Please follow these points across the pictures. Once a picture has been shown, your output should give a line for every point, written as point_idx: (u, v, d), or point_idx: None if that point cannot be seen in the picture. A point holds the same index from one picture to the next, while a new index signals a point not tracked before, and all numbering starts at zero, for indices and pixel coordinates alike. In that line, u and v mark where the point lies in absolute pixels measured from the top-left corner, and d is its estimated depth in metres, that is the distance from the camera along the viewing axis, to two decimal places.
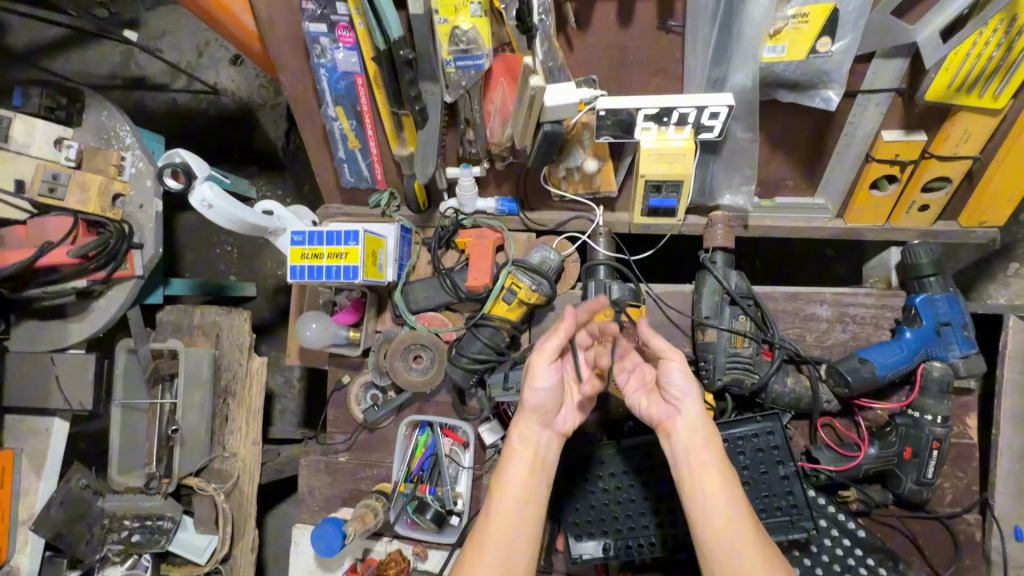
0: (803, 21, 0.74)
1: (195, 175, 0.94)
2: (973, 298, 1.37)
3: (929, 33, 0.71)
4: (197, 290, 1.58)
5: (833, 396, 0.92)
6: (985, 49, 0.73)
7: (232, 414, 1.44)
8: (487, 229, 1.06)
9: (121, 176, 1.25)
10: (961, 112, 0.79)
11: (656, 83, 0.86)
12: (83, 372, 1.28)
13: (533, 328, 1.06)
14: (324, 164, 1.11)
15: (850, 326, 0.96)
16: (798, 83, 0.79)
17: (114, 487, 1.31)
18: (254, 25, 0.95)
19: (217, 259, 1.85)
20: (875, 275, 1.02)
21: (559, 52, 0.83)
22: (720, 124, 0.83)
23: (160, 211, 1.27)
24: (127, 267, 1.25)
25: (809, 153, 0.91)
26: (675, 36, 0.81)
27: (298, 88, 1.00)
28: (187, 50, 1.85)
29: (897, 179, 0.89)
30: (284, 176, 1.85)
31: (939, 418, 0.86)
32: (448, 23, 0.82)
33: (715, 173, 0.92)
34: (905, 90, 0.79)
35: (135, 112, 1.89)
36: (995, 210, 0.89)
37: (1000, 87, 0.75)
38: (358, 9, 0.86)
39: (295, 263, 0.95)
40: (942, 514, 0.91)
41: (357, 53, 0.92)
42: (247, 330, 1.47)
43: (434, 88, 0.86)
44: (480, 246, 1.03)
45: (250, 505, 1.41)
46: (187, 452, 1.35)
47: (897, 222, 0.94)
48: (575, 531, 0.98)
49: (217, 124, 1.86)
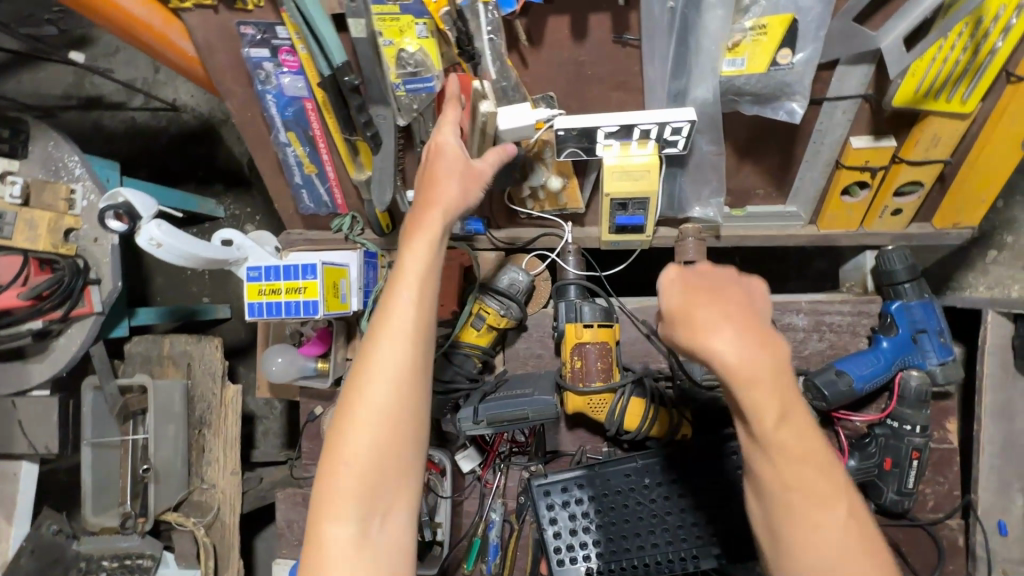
0: (762, 33, 0.70)
1: (140, 215, 0.90)
2: (952, 288, 1.36)
3: (894, 39, 0.68)
4: (166, 317, 1.53)
5: (812, 409, 0.90)
6: (952, 53, 0.70)
7: (209, 445, 1.41)
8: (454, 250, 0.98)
9: (71, 210, 1.20)
10: (930, 118, 0.76)
11: (617, 97, 0.83)
12: (48, 415, 1.26)
13: (506, 350, 1.04)
14: (280, 190, 1.07)
15: (827, 335, 0.94)
16: (760, 94, 0.75)
17: (90, 528, 1.28)
18: (193, 50, 0.89)
19: (188, 282, 1.80)
20: (851, 280, 1.01)
21: (512, 70, 0.80)
22: (683, 139, 0.80)
23: (116, 244, 1.22)
24: (84, 304, 1.20)
25: (778, 162, 0.88)
26: (632, 49, 0.77)
27: (245, 115, 0.95)
28: (142, 67, 1.79)
29: (869, 185, 0.86)
30: (252, 193, 1.79)
31: (918, 428, 0.85)
32: (393, 45, 0.78)
33: (683, 187, 0.90)
34: (872, 97, 0.76)
35: (92, 133, 1.82)
36: (966, 211, 0.88)
37: (967, 91, 0.73)
38: (298, 33, 0.81)
39: (252, 300, 0.91)
40: (923, 520, 0.91)
41: (303, 77, 0.88)
42: (219, 357, 1.44)
43: (386, 112, 0.83)
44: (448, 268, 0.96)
45: (233, 536, 1.38)
46: (163, 488, 1.32)
47: (870, 227, 0.92)
48: (557, 556, 0.94)
49: (178, 141, 1.80)
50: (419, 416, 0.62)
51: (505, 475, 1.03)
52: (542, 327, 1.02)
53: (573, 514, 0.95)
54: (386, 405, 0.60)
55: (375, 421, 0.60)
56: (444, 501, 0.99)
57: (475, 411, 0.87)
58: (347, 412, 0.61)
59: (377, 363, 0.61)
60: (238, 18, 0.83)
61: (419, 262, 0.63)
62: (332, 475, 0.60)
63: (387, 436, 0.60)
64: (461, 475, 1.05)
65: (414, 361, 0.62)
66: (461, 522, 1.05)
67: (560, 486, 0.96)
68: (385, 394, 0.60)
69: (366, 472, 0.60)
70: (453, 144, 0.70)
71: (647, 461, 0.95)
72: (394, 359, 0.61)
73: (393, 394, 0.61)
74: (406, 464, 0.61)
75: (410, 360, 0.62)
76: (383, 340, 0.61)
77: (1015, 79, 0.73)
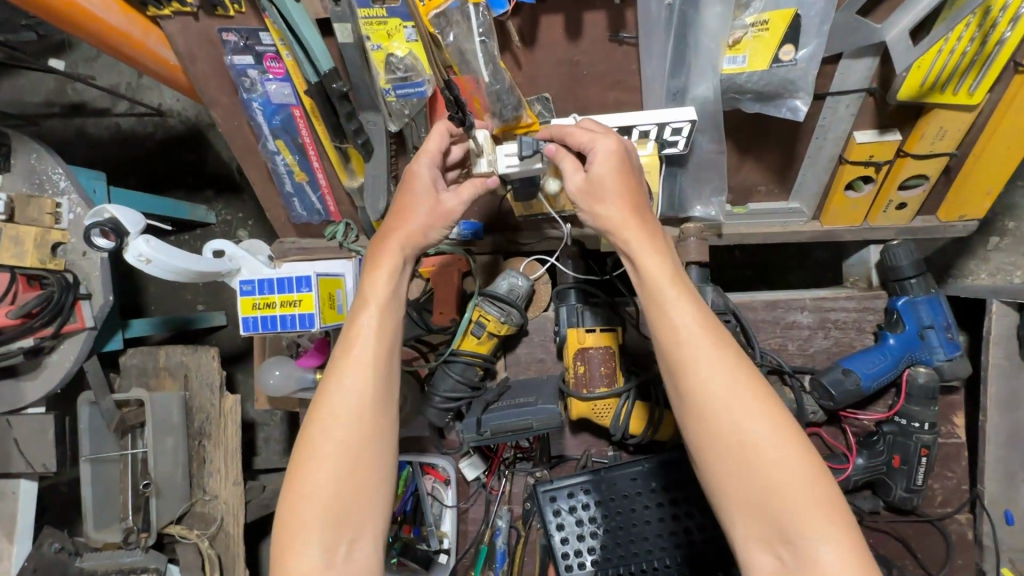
0: (763, 29, 0.68)
1: (127, 231, 0.87)
2: (955, 276, 1.35)
3: (898, 32, 0.66)
4: (161, 327, 1.51)
5: (818, 408, 0.89)
6: (958, 45, 0.68)
7: (209, 456, 1.40)
8: (451, 254, 0.98)
9: (58, 224, 1.17)
10: (936, 110, 0.74)
11: (615, 97, 0.81)
12: (45, 433, 1.23)
13: (507, 355, 1.03)
14: (271, 199, 1.04)
15: (832, 332, 0.93)
16: (763, 92, 0.73)
17: (92, 544, 1.27)
18: (175, 58, 0.86)
19: (181, 290, 1.78)
20: (855, 275, 0.99)
21: (506, 72, 0.76)
22: (683, 139, 0.77)
23: (105, 257, 1.19)
24: (76, 319, 1.18)
25: (779, 158, 0.86)
26: (629, 47, 0.75)
27: (232, 124, 0.93)
28: (125, 72, 1.75)
29: (873, 179, 0.84)
30: (243, 198, 1.76)
31: (926, 425, 0.84)
32: (382, 49, 0.75)
33: (683, 186, 0.88)
34: (877, 90, 0.74)
35: (77, 141, 1.78)
36: (972, 203, 0.86)
37: (975, 83, 0.71)
38: (282, 39, 0.78)
39: (247, 314, 0.89)
40: (933, 516, 0.90)
41: (290, 84, 0.85)
42: (216, 367, 1.42)
43: (377, 117, 0.82)
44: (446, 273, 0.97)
45: (237, 546, 1.37)
46: (164, 501, 1.31)
47: (874, 222, 0.91)
48: (565, 562, 0.92)
49: (165, 147, 1.77)
50: (378, 431, 0.65)
51: (511, 481, 1.02)
52: (543, 331, 1.01)
53: (580, 520, 0.94)
54: (347, 429, 0.63)
55: (336, 444, 0.63)
56: (449, 509, 1.00)
57: (479, 421, 0.86)
58: (309, 443, 0.64)
59: (337, 394, 0.64)
60: (220, 24, 0.80)
61: (381, 290, 0.68)
62: (296, 497, 0.61)
63: (350, 459, 0.63)
64: (466, 483, 1.04)
65: (371, 386, 0.65)
66: (468, 532, 1.03)
67: (567, 491, 0.95)
68: (345, 419, 0.64)
69: (331, 495, 0.62)
70: (430, 172, 0.72)
71: (653, 464, 0.94)
72: (352, 392, 0.64)
73: (354, 423, 0.63)
74: (372, 484, 0.63)
75: (370, 384, 0.65)
76: (342, 366, 0.65)
77: (1022, 70, 0.71)
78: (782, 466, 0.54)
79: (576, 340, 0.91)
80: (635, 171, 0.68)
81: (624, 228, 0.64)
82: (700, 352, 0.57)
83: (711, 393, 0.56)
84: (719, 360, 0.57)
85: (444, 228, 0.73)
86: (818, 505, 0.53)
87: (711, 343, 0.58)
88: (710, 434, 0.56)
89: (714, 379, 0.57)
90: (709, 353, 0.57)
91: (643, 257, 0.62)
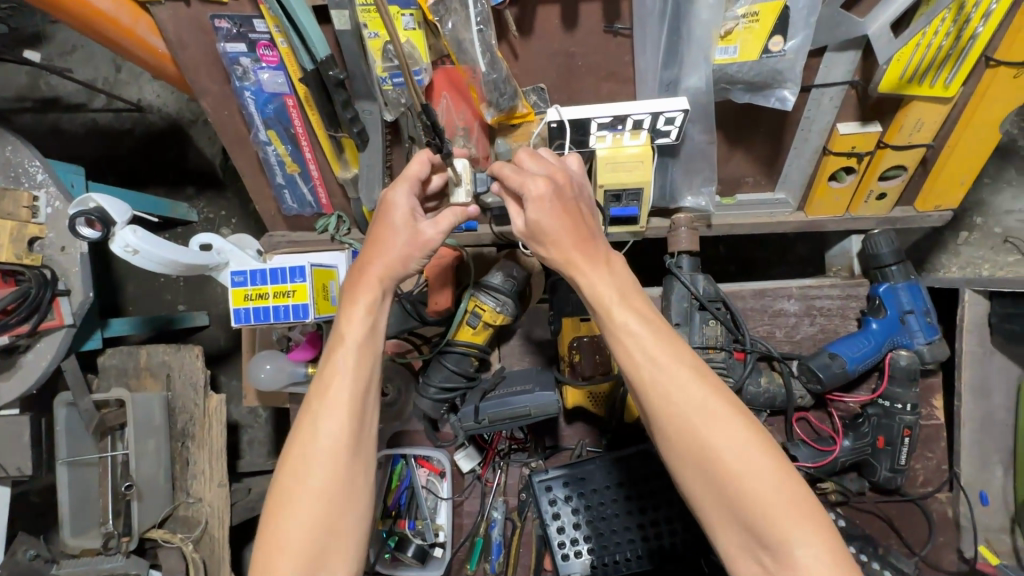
0: (754, 20, 0.70)
1: (113, 221, 0.85)
2: (927, 270, 1.41)
3: (878, 27, 0.69)
4: (142, 327, 1.47)
5: (806, 392, 0.92)
6: (935, 39, 0.71)
7: (193, 457, 1.36)
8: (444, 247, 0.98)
9: (35, 218, 1.14)
10: (914, 103, 0.78)
11: (609, 88, 0.82)
12: (19, 435, 1.19)
13: (502, 346, 1.03)
14: (260, 191, 1.03)
15: (817, 319, 0.96)
16: (752, 83, 0.76)
17: (69, 551, 1.23)
18: (164, 47, 0.85)
19: (162, 289, 1.73)
20: (837, 264, 1.03)
21: (502, 62, 0.77)
22: (675, 129, 0.79)
23: (86, 252, 1.16)
24: (54, 316, 1.14)
25: (766, 150, 0.89)
26: (623, 38, 0.77)
27: (222, 113, 0.91)
28: (103, 67, 1.71)
29: (855, 170, 0.88)
30: (226, 196, 1.73)
31: (908, 406, 0.87)
32: (379, 37, 0.75)
33: (674, 177, 0.90)
34: (858, 83, 0.77)
35: (51, 137, 1.73)
36: (947, 193, 0.90)
37: (951, 76, 0.74)
38: (276, 27, 0.78)
39: (238, 305, 0.87)
40: (916, 495, 0.93)
41: (283, 73, 0.84)
42: (201, 367, 1.38)
43: (372, 107, 0.82)
44: (439, 267, 0.96)
45: (222, 550, 1.34)
46: (146, 504, 1.27)
47: (855, 212, 0.94)
48: (562, 551, 0.93)
49: (145, 143, 1.73)
50: (359, 476, 0.63)
51: (506, 472, 1.02)
52: (537, 322, 1.01)
53: (576, 509, 0.94)
54: (324, 474, 0.61)
55: (314, 490, 0.61)
56: (444, 502, 1.00)
57: (478, 410, 0.86)
58: (284, 483, 0.62)
59: (314, 434, 0.62)
60: (212, 11, 0.79)
61: (360, 325, 0.66)
62: (275, 539, 0.60)
63: (331, 496, 0.61)
64: (460, 476, 1.03)
65: (350, 428, 0.63)
66: (463, 525, 1.02)
67: (562, 480, 0.95)
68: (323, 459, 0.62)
69: (312, 534, 0.60)
70: (404, 203, 0.71)
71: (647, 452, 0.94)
72: (329, 432, 0.62)
73: (331, 467, 0.61)
74: (349, 525, 0.62)
75: (347, 429, 0.63)
76: (319, 406, 0.63)
77: (993, 65, 0.74)
78: (753, 475, 0.54)
79: (572, 329, 0.92)
80: (575, 205, 0.66)
81: (570, 258, 0.64)
82: (658, 369, 0.58)
83: (675, 408, 0.57)
84: (680, 374, 0.57)
85: (423, 257, 0.71)
86: (795, 506, 0.54)
87: (673, 357, 0.59)
88: (678, 450, 0.57)
89: (676, 395, 0.57)
90: (669, 373, 0.57)
91: (597, 284, 0.62)
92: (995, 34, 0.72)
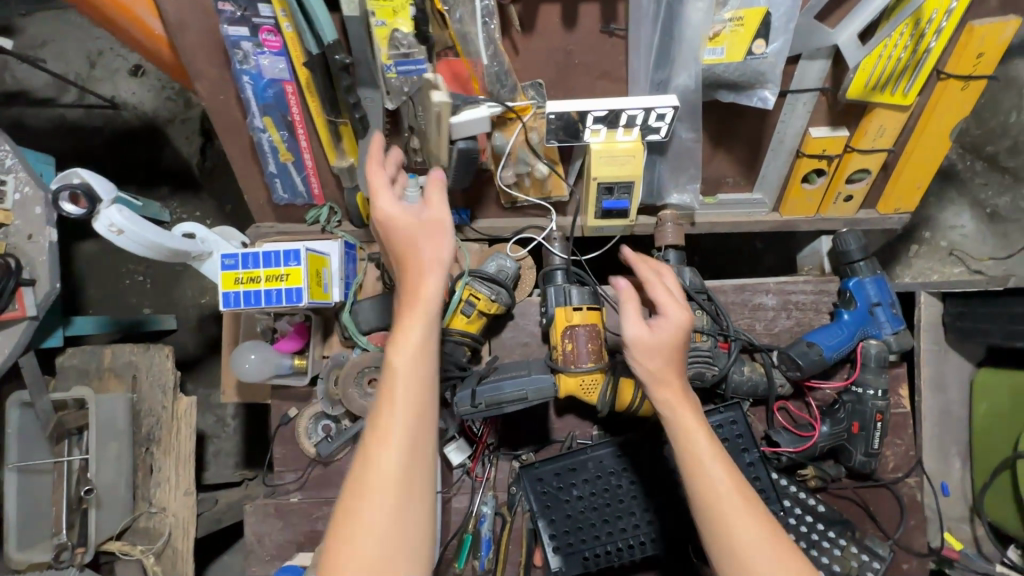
0: (739, 24, 0.76)
1: (99, 199, 0.82)
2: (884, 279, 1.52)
3: (847, 36, 0.77)
4: (107, 327, 1.39)
5: (785, 380, 0.96)
6: (895, 51, 0.78)
7: (157, 464, 1.29)
8: None
9: (2, 203, 1.08)
10: (877, 110, 0.86)
11: (603, 86, 0.87)
12: None
13: (494, 338, 1.04)
14: (251, 180, 1.02)
15: (794, 313, 1.01)
16: (736, 83, 0.82)
17: (14, 566, 1.13)
18: (162, 29, 0.85)
19: (127, 293, 1.69)
20: (809, 264, 1.09)
21: (504, 55, 0.81)
22: (666, 125, 0.84)
23: (55, 242, 1.11)
24: (15, 307, 1.08)
25: (745, 152, 0.96)
26: (618, 39, 0.82)
27: (217, 98, 0.91)
28: (76, 63, 1.67)
29: (825, 172, 0.95)
30: (202, 196, 1.69)
31: (879, 392, 0.92)
32: (386, 25, 0.77)
33: (662, 173, 0.94)
34: (829, 89, 0.85)
35: (14, 131, 1.66)
36: (905, 197, 0.98)
37: (908, 85, 0.82)
38: (284, 11, 0.79)
39: (227, 289, 0.85)
40: (887, 480, 0.98)
41: (285, 58, 0.85)
42: (171, 367, 1.32)
43: (374, 94, 0.83)
44: None
45: (186, 563, 1.26)
46: (104, 513, 1.19)
47: (825, 214, 1.01)
48: (553, 543, 0.93)
49: (117, 141, 1.68)
50: (424, 496, 0.61)
51: (496, 466, 1.02)
52: (528, 315, 1.03)
53: (568, 500, 0.94)
54: (396, 469, 0.60)
55: (384, 489, 0.59)
56: (435, 497, 0.99)
57: (472, 394, 0.84)
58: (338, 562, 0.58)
59: (382, 444, 0.60)
60: None
61: (417, 329, 0.64)
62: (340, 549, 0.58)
63: (392, 514, 0.59)
64: (448, 471, 1.02)
65: (420, 422, 0.62)
66: (450, 520, 1.02)
67: (553, 472, 0.95)
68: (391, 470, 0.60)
69: (377, 557, 0.58)
70: (390, 206, 0.67)
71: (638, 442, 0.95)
72: (398, 433, 0.61)
73: (404, 465, 0.60)
74: (416, 554, 0.60)
75: (415, 426, 0.62)
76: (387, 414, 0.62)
77: (945, 78, 0.83)
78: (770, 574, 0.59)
79: (565, 318, 0.93)
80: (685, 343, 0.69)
81: (666, 377, 0.68)
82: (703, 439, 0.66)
83: (720, 491, 0.63)
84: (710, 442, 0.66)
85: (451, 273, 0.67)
86: None
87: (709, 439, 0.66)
88: (714, 544, 0.62)
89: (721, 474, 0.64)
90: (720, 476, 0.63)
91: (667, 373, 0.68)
92: (946, 51, 0.81)
